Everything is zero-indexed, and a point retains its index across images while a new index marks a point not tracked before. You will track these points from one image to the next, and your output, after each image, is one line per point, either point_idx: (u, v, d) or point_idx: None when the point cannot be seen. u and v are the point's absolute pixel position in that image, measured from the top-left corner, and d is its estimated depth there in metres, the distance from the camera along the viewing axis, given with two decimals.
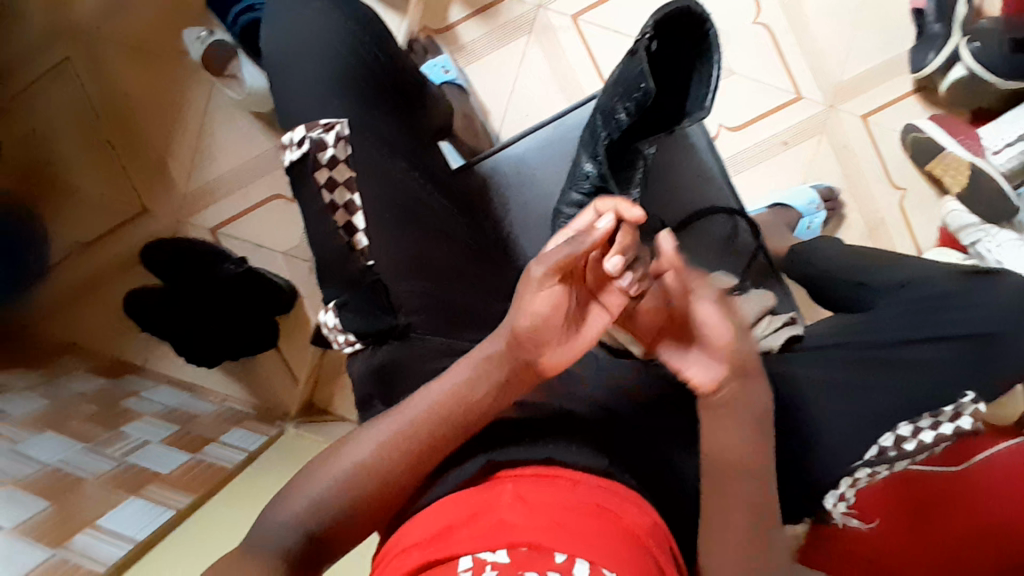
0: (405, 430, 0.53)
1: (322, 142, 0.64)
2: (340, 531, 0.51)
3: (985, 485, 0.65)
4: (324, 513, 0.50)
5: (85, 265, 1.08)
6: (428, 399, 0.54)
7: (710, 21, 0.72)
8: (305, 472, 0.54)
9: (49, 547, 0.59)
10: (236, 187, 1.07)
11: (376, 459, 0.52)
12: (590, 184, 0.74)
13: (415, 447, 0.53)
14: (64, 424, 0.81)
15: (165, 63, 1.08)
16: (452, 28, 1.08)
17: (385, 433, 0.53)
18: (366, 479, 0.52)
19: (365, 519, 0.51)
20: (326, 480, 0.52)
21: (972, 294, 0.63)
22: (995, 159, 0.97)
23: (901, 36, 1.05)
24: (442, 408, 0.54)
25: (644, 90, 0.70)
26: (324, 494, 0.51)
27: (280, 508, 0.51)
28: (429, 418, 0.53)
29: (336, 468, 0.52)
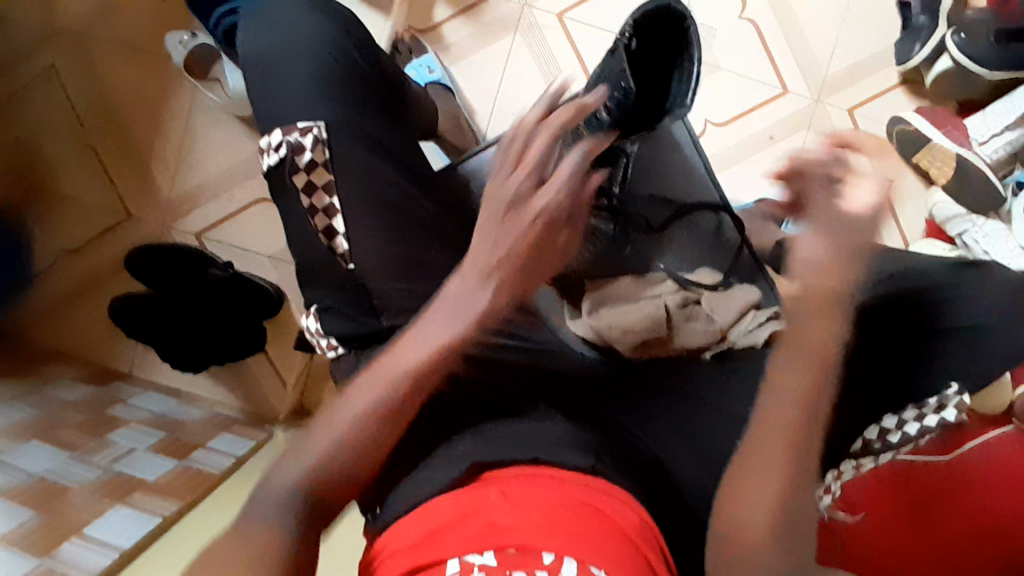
0: (380, 401, 0.52)
1: (300, 146, 0.63)
2: (326, 503, 0.50)
3: (981, 480, 0.62)
4: (307, 489, 0.49)
5: (71, 272, 1.07)
6: (403, 361, 0.54)
7: (690, 18, 0.73)
8: (282, 454, 0.52)
9: (35, 557, 0.58)
10: (221, 192, 1.06)
11: (357, 432, 0.51)
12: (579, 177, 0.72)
13: (387, 404, 0.52)
14: (51, 433, 0.80)
15: (148, 67, 1.07)
16: (437, 27, 1.08)
17: (359, 402, 0.52)
18: (349, 454, 0.51)
19: (348, 484, 0.51)
20: (307, 456, 0.50)
21: (961, 287, 0.65)
22: (982, 150, 0.98)
23: (887, 30, 1.05)
24: (412, 378, 0.53)
25: (625, 89, 0.72)
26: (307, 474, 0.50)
27: (265, 493, 0.50)
28: (403, 386, 0.53)
29: (313, 444, 0.51)
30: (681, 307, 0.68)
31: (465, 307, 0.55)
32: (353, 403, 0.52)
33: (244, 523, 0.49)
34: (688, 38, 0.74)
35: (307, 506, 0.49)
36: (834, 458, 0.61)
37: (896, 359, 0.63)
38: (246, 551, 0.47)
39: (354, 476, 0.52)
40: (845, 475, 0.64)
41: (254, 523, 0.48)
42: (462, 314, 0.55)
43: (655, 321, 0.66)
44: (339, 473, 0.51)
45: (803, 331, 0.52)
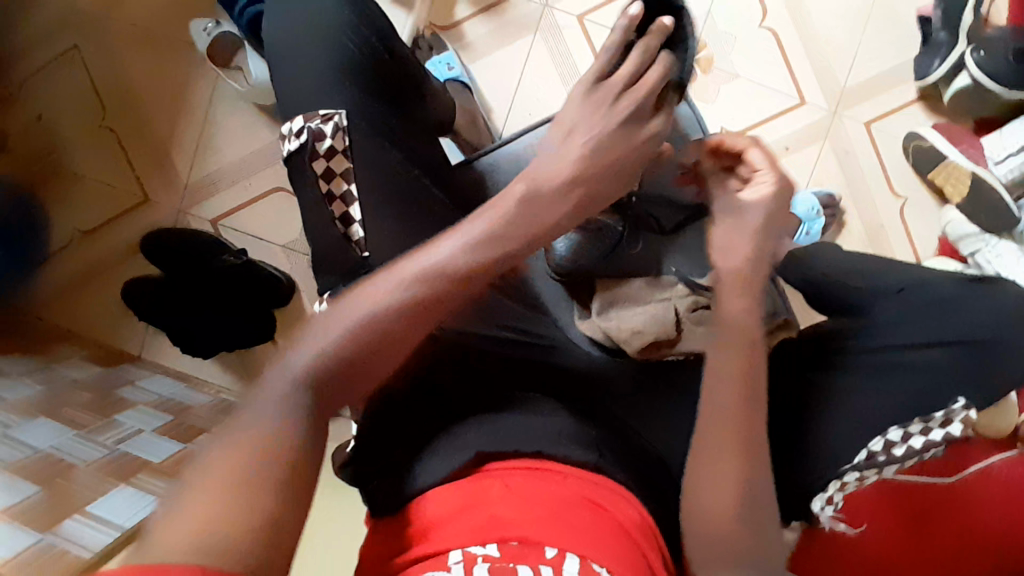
0: (399, 299, 0.50)
1: (320, 133, 0.64)
2: (332, 396, 0.48)
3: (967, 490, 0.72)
4: (316, 375, 0.47)
5: (85, 253, 1.08)
6: (429, 263, 0.51)
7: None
8: (289, 341, 0.49)
9: (37, 532, 0.59)
10: (237, 179, 1.07)
11: (374, 331, 0.49)
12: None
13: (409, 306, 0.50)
14: (58, 410, 0.81)
15: (171, 54, 1.09)
16: (457, 26, 1.08)
17: (378, 298, 0.50)
18: (361, 349, 0.49)
19: (356, 379, 0.49)
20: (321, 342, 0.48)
21: (973, 300, 0.63)
22: (997, 170, 0.98)
23: (906, 45, 1.06)
24: (434, 281, 0.51)
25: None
26: (317, 365, 0.47)
27: (271, 385, 0.46)
28: (425, 288, 0.51)
29: (325, 335, 0.49)
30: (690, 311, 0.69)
31: (492, 219, 0.54)
32: (371, 298, 0.50)
33: (245, 409, 0.45)
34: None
35: (312, 400, 0.46)
36: (838, 469, 0.61)
37: (906, 368, 0.62)
38: (247, 440, 0.42)
39: (363, 372, 0.49)
40: (849, 489, 0.62)
41: (256, 410, 0.45)
42: (496, 220, 0.53)
43: (659, 323, 0.68)
44: (349, 369, 0.48)
45: (721, 310, 0.57)
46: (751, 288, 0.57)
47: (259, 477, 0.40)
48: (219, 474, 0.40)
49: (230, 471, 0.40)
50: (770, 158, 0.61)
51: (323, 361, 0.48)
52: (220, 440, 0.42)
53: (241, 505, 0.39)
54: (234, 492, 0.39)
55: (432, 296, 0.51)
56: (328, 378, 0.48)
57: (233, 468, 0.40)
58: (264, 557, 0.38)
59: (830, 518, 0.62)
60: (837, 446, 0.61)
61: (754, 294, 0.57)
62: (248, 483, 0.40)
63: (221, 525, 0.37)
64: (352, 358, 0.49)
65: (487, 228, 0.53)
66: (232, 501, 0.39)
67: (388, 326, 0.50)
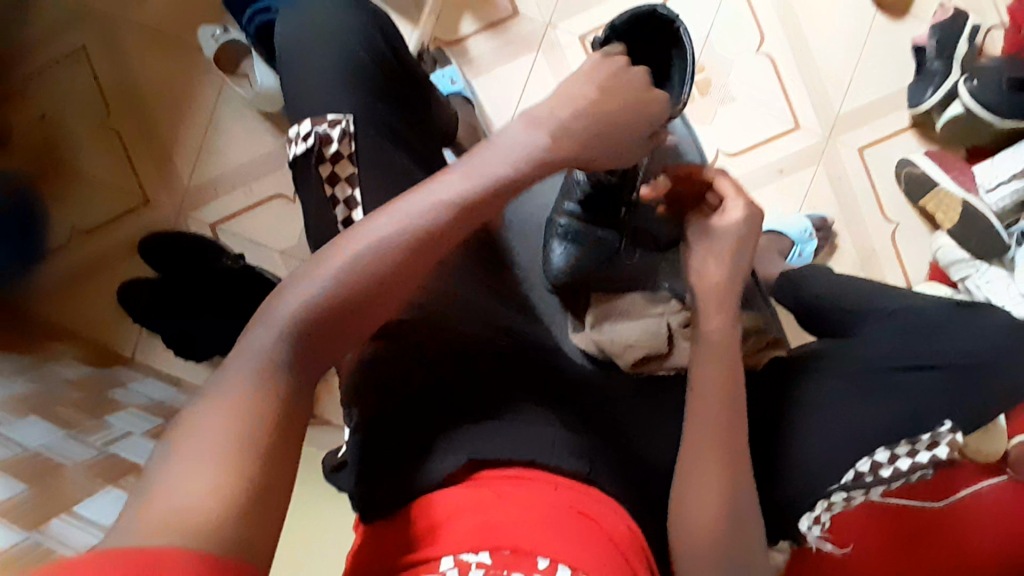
0: (386, 249, 0.50)
1: (327, 137, 0.65)
2: (325, 340, 0.48)
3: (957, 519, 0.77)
4: (309, 321, 0.47)
5: (82, 253, 1.08)
6: (422, 210, 0.52)
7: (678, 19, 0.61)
8: (272, 293, 0.49)
9: (22, 531, 0.58)
10: (239, 184, 1.08)
11: (360, 282, 0.49)
12: (581, 192, 0.76)
13: (404, 253, 0.51)
14: (49, 409, 0.81)
15: (178, 58, 1.10)
16: (462, 41, 1.10)
17: (364, 248, 0.50)
18: (348, 300, 0.49)
19: (350, 321, 0.50)
20: (312, 290, 0.48)
21: (959, 325, 0.64)
22: (989, 197, 1.00)
23: (901, 73, 1.08)
24: (421, 232, 0.51)
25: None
26: (303, 315, 0.47)
27: (256, 338, 0.46)
28: (418, 238, 0.51)
29: (306, 290, 0.48)
30: (683, 327, 0.70)
31: (476, 173, 0.54)
32: (357, 248, 0.50)
33: (230, 361, 0.45)
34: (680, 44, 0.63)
35: (293, 354, 0.46)
36: (825, 489, 0.61)
37: (891, 390, 0.63)
38: (232, 397, 0.42)
39: (349, 326, 0.50)
40: (835, 509, 0.62)
41: (241, 364, 0.44)
42: (485, 176, 0.54)
43: (654, 336, 0.69)
44: (334, 321, 0.49)
45: (702, 327, 0.59)
46: (727, 302, 0.59)
47: (244, 434, 0.40)
48: (203, 435, 0.39)
49: (215, 431, 0.40)
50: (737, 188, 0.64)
51: (309, 311, 0.48)
52: (205, 398, 0.42)
53: (226, 473, 0.38)
54: (220, 454, 0.39)
55: (418, 246, 0.51)
56: (318, 326, 0.48)
57: (219, 427, 0.40)
58: (251, 523, 0.37)
59: (817, 538, 0.63)
60: (825, 465, 0.62)
61: (730, 307, 0.59)
62: (233, 445, 0.39)
63: (206, 495, 0.37)
64: (339, 310, 0.49)
65: (472, 183, 0.54)
66: (216, 467, 0.38)
67: (371, 282, 0.50)
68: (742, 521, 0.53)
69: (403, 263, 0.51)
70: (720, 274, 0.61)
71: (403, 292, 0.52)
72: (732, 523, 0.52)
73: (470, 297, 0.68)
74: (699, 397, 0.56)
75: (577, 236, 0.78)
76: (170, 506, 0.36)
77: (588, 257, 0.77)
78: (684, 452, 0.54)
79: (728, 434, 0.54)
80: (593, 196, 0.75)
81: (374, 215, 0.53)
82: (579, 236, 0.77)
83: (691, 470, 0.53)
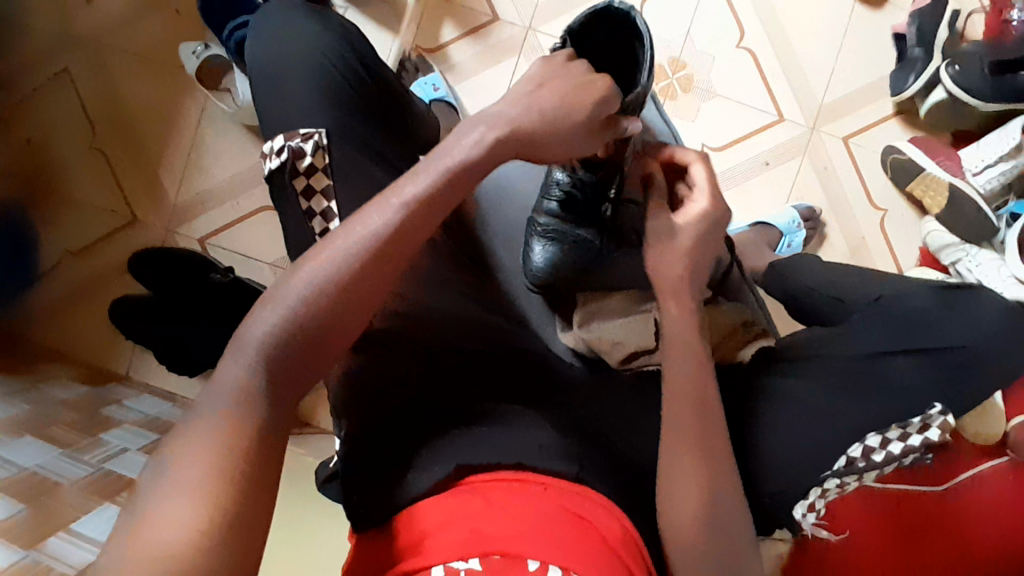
0: (357, 256, 0.51)
1: (300, 151, 0.65)
2: (306, 350, 0.49)
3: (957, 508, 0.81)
4: (289, 332, 0.48)
5: (75, 274, 1.08)
6: (391, 215, 0.52)
7: (635, 12, 0.61)
8: (249, 312, 0.49)
9: (20, 549, 0.58)
10: (227, 199, 1.08)
11: (333, 289, 0.50)
12: (561, 192, 0.76)
13: (380, 260, 0.51)
14: (43, 429, 0.81)
15: (162, 77, 1.11)
16: (443, 48, 1.11)
17: (335, 257, 0.50)
18: (325, 308, 0.49)
19: (331, 329, 0.50)
20: (289, 303, 0.49)
21: (946, 307, 0.64)
22: (976, 180, 1.00)
23: (882, 61, 1.08)
24: (390, 236, 0.52)
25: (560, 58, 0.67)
26: (280, 329, 0.48)
27: (233, 360, 0.47)
28: (391, 243, 0.52)
29: (284, 303, 0.49)
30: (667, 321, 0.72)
31: (440, 171, 0.55)
32: (327, 258, 0.50)
33: (211, 385, 0.45)
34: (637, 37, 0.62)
35: (274, 367, 0.47)
36: (816, 476, 0.60)
37: (879, 375, 0.63)
38: (212, 420, 0.43)
39: (330, 334, 0.50)
40: (830, 496, 0.62)
41: (221, 388, 0.45)
42: (453, 175, 0.55)
43: (642, 332, 0.70)
44: (314, 332, 0.49)
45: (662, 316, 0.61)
46: (681, 292, 0.61)
47: (225, 454, 0.41)
48: (184, 462, 0.41)
49: (195, 457, 0.41)
50: (710, 180, 0.64)
51: (286, 324, 0.48)
52: (189, 423, 0.43)
53: (207, 497, 0.39)
54: (201, 478, 0.40)
55: (389, 249, 0.52)
56: (299, 337, 0.48)
57: (199, 452, 0.41)
58: (235, 538, 0.39)
59: (813, 526, 0.62)
60: (817, 453, 0.61)
61: (686, 297, 0.61)
62: (213, 467, 0.41)
63: (189, 521, 0.38)
64: (317, 319, 0.49)
65: (437, 181, 0.54)
66: (198, 490, 0.39)
67: (347, 290, 0.50)
68: (731, 511, 0.53)
69: (375, 266, 0.51)
70: (670, 268, 0.62)
71: (380, 295, 0.52)
72: (722, 514, 0.53)
73: (453, 302, 0.69)
74: (683, 390, 0.56)
75: (557, 236, 0.78)
76: (159, 536, 0.37)
77: (568, 255, 0.77)
78: (673, 446, 0.54)
79: (705, 426, 0.55)
80: (575, 196, 0.75)
81: (342, 224, 0.53)
82: (561, 235, 0.77)
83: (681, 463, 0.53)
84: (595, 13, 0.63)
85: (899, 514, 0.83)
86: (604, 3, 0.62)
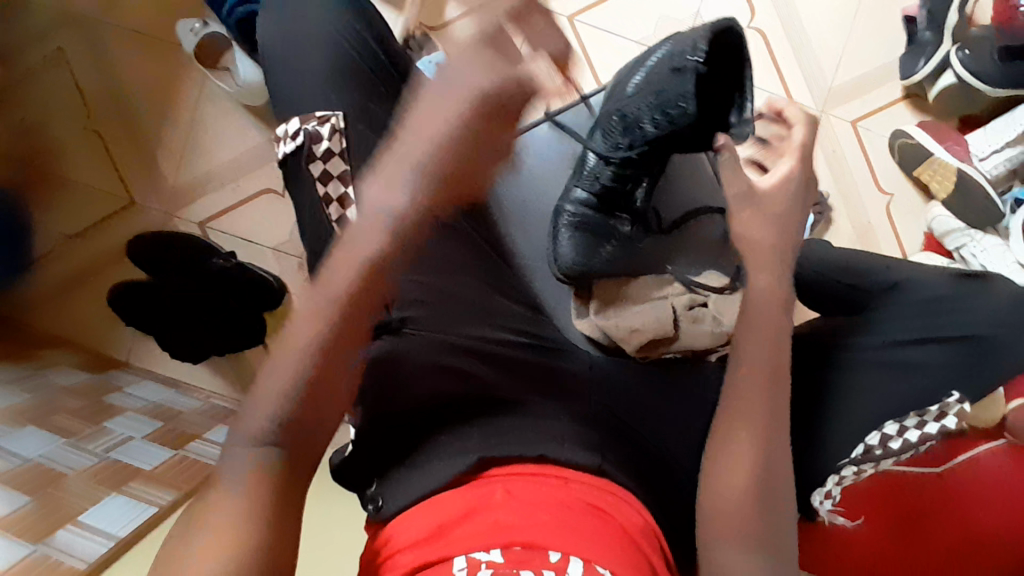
0: (317, 341, 0.46)
1: (317, 135, 0.63)
2: (302, 428, 0.46)
3: (958, 490, 0.75)
4: (282, 425, 0.45)
5: (75, 256, 1.06)
6: (334, 285, 0.47)
7: (745, 42, 0.67)
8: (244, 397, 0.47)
9: (28, 543, 0.58)
10: (228, 181, 1.05)
11: (344, 309, 0.47)
12: (600, 183, 0.76)
13: (337, 346, 0.47)
14: (46, 419, 0.79)
15: (156, 53, 1.07)
16: (448, 26, 1.08)
17: (298, 353, 0.46)
18: (293, 409, 0.45)
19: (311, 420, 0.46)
20: (274, 394, 0.45)
21: (965, 297, 0.64)
22: (983, 165, 0.99)
23: (892, 44, 1.07)
24: (344, 323, 0.47)
25: (682, 109, 0.67)
26: (313, 346, 0.46)
27: (256, 412, 0.45)
28: (340, 317, 0.47)
29: (264, 401, 0.46)
30: (687, 310, 0.71)
31: (369, 245, 0.48)
32: (345, 265, 0.47)
33: (231, 458, 0.45)
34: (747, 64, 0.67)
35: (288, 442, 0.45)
36: (834, 464, 0.61)
37: (902, 370, 0.63)
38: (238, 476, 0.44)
39: (344, 353, 0.47)
40: (846, 483, 0.63)
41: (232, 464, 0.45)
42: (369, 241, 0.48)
43: (658, 322, 0.70)
44: (336, 355, 0.47)
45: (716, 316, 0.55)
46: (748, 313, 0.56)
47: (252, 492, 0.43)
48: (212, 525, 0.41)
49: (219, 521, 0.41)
50: (802, 147, 0.62)
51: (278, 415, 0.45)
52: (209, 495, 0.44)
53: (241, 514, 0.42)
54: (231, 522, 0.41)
55: (378, 282, 0.48)
56: (297, 429, 0.46)
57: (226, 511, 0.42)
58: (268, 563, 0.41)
59: (829, 512, 0.64)
60: (833, 438, 0.62)
61: (779, 269, 0.57)
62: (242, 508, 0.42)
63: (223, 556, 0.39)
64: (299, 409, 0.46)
65: (367, 258, 0.47)
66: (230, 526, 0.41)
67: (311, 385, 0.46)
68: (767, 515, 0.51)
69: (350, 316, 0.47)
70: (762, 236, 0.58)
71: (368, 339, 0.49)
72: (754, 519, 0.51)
73: (479, 289, 0.69)
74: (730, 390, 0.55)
75: (587, 225, 0.77)
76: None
77: (589, 254, 0.76)
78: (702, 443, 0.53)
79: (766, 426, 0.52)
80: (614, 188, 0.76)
81: (302, 305, 0.48)
82: (589, 224, 0.77)
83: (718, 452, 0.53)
84: (720, 32, 0.66)
85: (898, 496, 0.76)
86: (726, 24, 0.66)
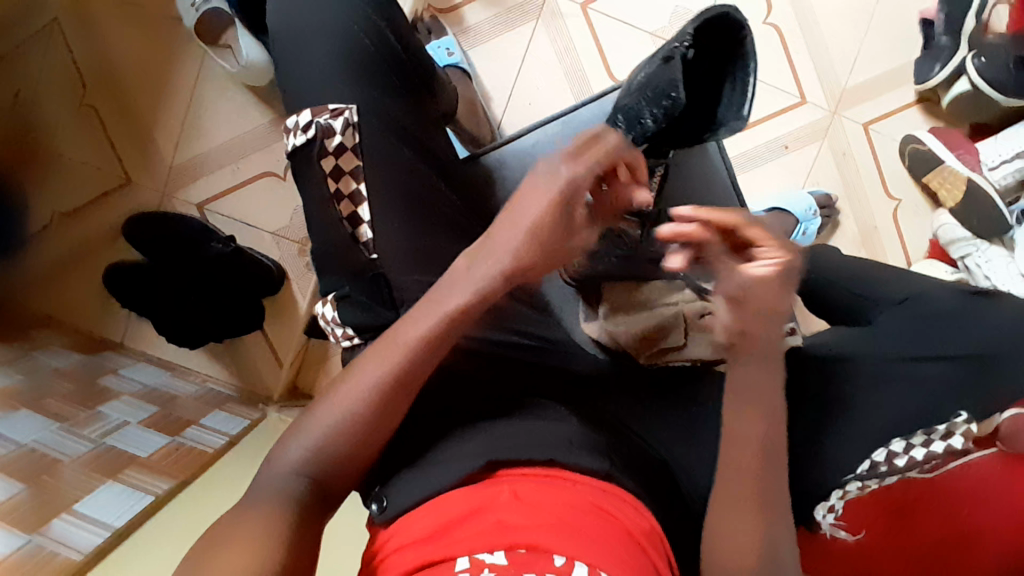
0: (372, 392, 0.50)
1: (329, 129, 0.62)
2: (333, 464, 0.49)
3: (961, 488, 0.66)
4: (323, 461, 0.49)
5: (70, 234, 1.03)
6: (397, 345, 0.51)
7: (746, 30, 0.67)
8: (283, 435, 0.51)
9: (22, 533, 0.57)
10: (227, 162, 1.03)
11: (411, 358, 0.51)
12: None
13: (388, 399, 0.50)
14: (41, 403, 0.78)
15: (154, 25, 1.03)
16: (457, 8, 1.05)
17: (353, 400, 0.50)
18: (334, 452, 0.49)
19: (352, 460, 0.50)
20: (316, 433, 0.49)
21: (973, 311, 0.65)
22: (992, 175, 0.98)
23: (908, 46, 1.05)
24: (401, 378, 0.51)
25: (673, 100, 0.64)
26: (369, 397, 0.50)
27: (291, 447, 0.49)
28: (394, 373, 0.51)
29: (308, 436, 0.49)
30: None
31: (439, 312, 0.53)
32: (416, 325, 0.52)
33: (260, 480, 0.48)
34: (744, 49, 0.67)
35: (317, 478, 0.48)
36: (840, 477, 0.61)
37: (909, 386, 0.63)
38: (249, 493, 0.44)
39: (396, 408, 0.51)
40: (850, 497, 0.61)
41: (261, 485, 0.48)
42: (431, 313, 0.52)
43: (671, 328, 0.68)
44: (389, 400, 0.50)
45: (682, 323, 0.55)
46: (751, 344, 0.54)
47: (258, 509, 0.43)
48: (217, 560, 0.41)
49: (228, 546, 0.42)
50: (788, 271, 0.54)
51: (317, 452, 0.49)
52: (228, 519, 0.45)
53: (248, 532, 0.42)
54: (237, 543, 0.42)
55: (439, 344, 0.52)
56: (328, 467, 0.49)
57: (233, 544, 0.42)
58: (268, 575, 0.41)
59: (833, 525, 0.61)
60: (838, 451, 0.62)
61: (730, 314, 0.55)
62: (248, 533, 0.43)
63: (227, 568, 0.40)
64: (336, 453, 0.49)
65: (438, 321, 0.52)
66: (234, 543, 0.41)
67: (359, 437, 0.50)
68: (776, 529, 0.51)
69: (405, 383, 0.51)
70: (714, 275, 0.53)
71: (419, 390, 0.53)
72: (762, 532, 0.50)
73: None
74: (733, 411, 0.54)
75: None
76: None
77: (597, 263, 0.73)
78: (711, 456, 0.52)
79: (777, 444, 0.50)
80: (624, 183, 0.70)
81: (361, 357, 0.52)
82: None
83: (731, 466, 0.51)
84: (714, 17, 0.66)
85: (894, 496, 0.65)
86: (722, 10, 0.66)
